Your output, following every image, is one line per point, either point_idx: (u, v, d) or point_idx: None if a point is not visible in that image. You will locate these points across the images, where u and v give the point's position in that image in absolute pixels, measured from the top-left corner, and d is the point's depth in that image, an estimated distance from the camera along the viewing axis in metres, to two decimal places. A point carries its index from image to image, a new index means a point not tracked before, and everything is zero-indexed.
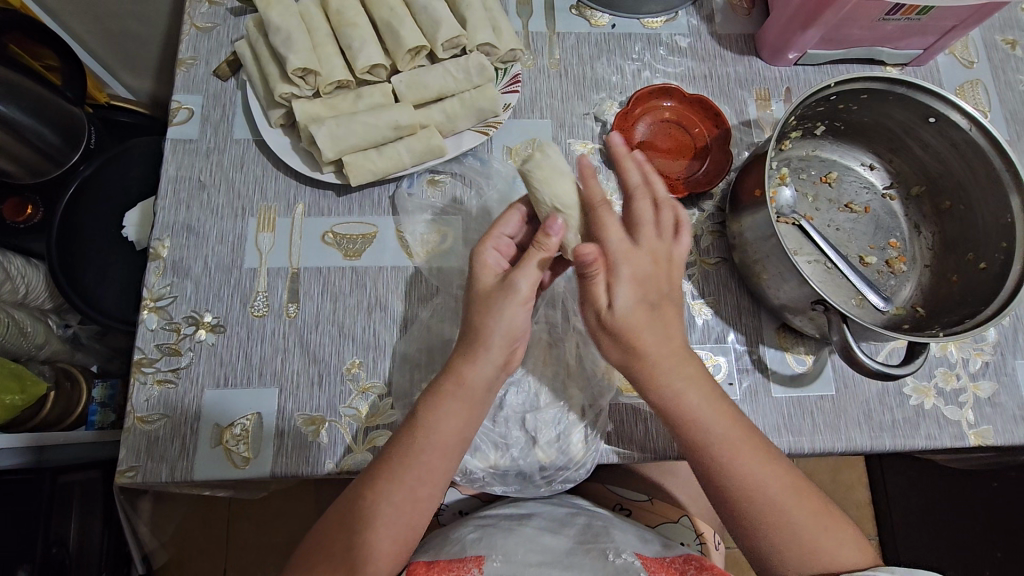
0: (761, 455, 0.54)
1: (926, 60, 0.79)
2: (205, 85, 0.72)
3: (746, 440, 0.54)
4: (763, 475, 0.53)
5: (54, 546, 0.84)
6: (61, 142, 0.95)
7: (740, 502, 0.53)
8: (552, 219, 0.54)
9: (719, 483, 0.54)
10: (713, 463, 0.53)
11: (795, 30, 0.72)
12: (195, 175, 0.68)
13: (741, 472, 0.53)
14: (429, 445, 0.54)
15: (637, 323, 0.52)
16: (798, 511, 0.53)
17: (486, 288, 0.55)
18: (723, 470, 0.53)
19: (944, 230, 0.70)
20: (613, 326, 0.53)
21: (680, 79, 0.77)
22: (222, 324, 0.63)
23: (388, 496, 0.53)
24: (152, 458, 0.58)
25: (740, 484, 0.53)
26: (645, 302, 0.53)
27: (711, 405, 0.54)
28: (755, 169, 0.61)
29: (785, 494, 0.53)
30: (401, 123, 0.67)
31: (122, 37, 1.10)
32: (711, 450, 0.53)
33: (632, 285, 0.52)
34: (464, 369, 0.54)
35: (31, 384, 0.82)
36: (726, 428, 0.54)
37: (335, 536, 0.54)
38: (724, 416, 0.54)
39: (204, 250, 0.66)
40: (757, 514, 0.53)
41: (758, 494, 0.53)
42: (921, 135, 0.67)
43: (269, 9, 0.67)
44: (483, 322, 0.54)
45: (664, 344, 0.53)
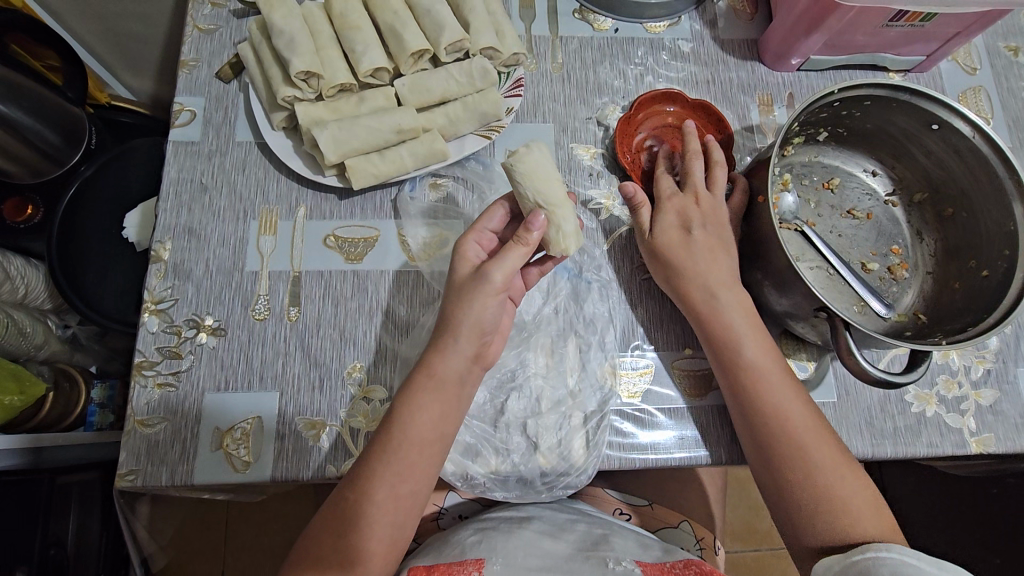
0: (791, 384, 0.59)
1: (929, 67, 0.79)
2: (208, 87, 0.71)
3: (779, 366, 0.59)
4: (790, 400, 0.58)
5: (53, 548, 0.84)
6: (61, 141, 0.95)
7: (766, 424, 0.57)
8: (534, 215, 0.56)
9: (750, 402, 0.58)
10: (743, 380, 0.59)
11: (797, 36, 0.72)
12: (197, 178, 0.68)
13: (768, 391, 0.58)
14: (406, 441, 0.54)
15: (671, 243, 0.63)
16: (820, 443, 0.56)
17: (460, 280, 0.57)
18: (755, 387, 0.58)
19: (946, 236, 0.70)
20: (651, 246, 0.64)
21: (683, 84, 0.77)
22: (223, 327, 0.63)
23: (377, 493, 0.53)
24: (153, 461, 0.58)
25: (765, 403, 0.57)
26: (683, 228, 0.63)
27: (749, 326, 0.60)
28: (757, 175, 0.61)
29: (807, 426, 0.57)
30: (404, 127, 0.67)
31: (123, 38, 1.10)
32: (745, 367, 0.59)
33: (672, 213, 0.64)
34: (434, 361, 0.56)
35: (30, 385, 0.82)
36: (761, 351, 0.59)
37: (329, 534, 0.53)
38: (762, 344, 0.60)
39: (205, 254, 0.65)
40: (782, 438, 0.56)
41: (786, 417, 0.57)
42: (923, 141, 0.67)
43: (272, 11, 0.67)
44: (454, 311, 0.56)
45: (710, 265, 0.61)
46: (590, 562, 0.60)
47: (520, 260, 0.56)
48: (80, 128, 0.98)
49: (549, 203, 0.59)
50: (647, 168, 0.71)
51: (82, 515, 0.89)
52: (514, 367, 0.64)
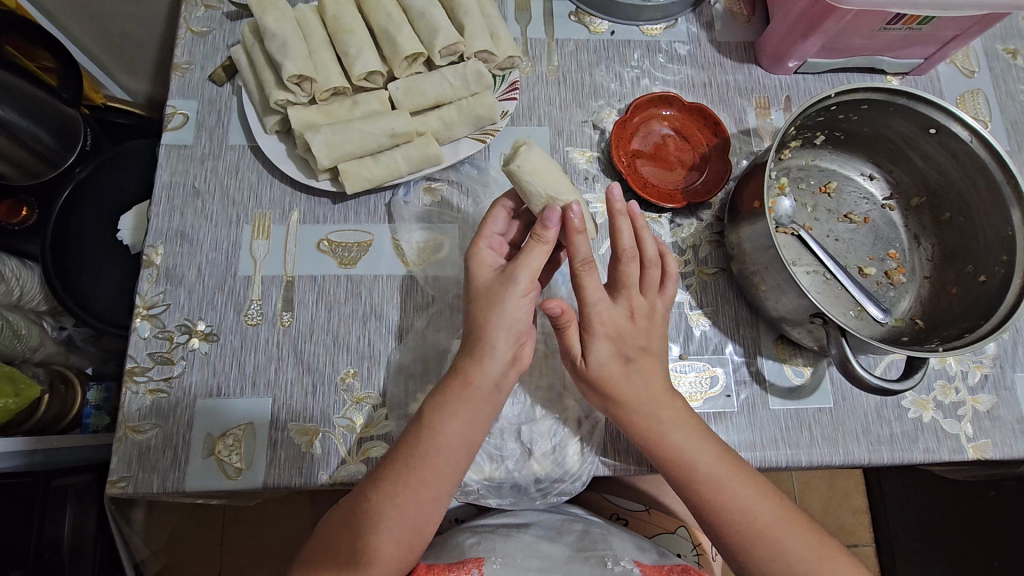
0: (756, 489, 0.54)
1: (927, 69, 0.78)
2: (201, 90, 0.71)
3: (735, 474, 0.54)
4: (755, 507, 0.53)
5: (47, 551, 0.84)
6: (56, 142, 0.95)
7: (733, 540, 0.53)
8: (550, 210, 0.53)
9: (714, 521, 0.53)
10: (702, 502, 0.53)
11: (795, 39, 0.72)
12: (190, 181, 0.68)
13: (732, 508, 0.52)
14: (435, 445, 0.53)
15: (611, 376, 0.54)
16: (796, 540, 0.52)
17: (483, 284, 0.55)
18: (715, 506, 0.53)
19: (944, 241, 0.69)
20: (589, 378, 0.55)
21: (679, 87, 0.77)
22: (216, 332, 0.63)
23: (400, 497, 0.52)
24: (144, 468, 0.58)
25: (735, 523, 0.53)
26: (620, 356, 0.55)
27: (695, 441, 0.54)
28: (754, 179, 0.61)
29: (780, 528, 0.53)
30: (398, 130, 0.66)
31: (118, 39, 1.09)
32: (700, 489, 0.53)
33: (607, 341, 0.54)
34: (471, 369, 0.54)
35: (25, 387, 0.81)
36: (713, 464, 0.53)
37: (347, 532, 0.54)
38: (711, 454, 0.54)
39: (199, 259, 0.65)
40: (751, 550, 0.52)
41: (754, 528, 0.52)
42: (921, 145, 0.67)
43: (265, 14, 0.66)
44: (485, 315, 0.53)
45: (644, 388, 0.55)
46: (590, 564, 0.61)
47: (543, 259, 0.54)
48: (75, 130, 0.98)
49: (560, 195, 0.58)
50: (642, 173, 0.71)
51: (76, 517, 0.89)
52: None
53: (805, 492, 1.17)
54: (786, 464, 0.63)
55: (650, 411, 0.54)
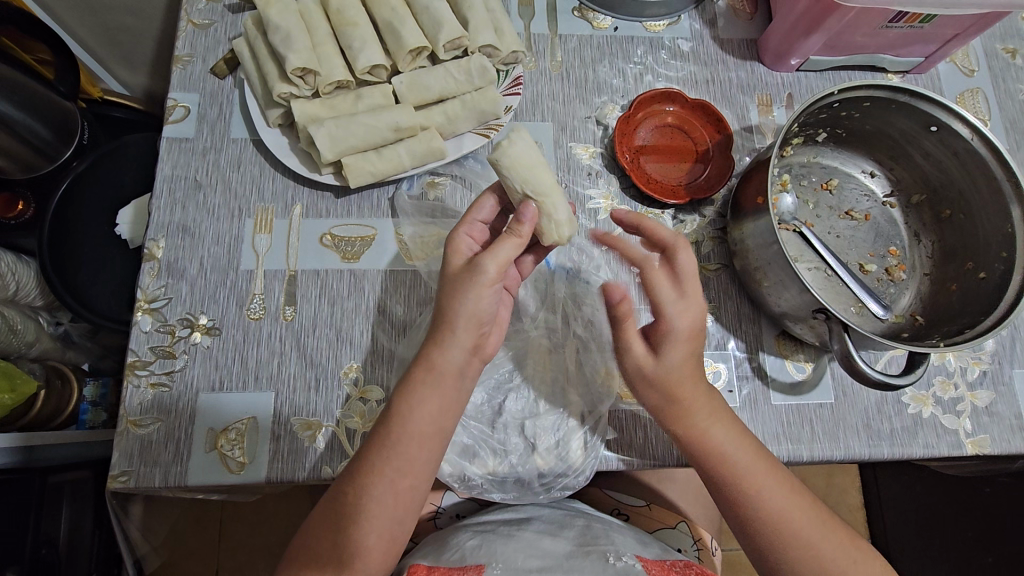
0: (785, 486, 0.54)
1: (927, 68, 0.79)
2: (202, 83, 0.70)
3: (765, 468, 0.54)
4: (785, 504, 0.53)
5: (43, 547, 0.86)
6: (53, 135, 0.95)
7: (764, 537, 0.53)
8: (524, 207, 0.55)
9: (743, 517, 0.54)
10: (738, 498, 0.54)
11: (798, 36, 0.72)
12: (191, 175, 0.67)
13: (765, 504, 0.53)
14: (406, 433, 0.53)
15: (682, 375, 0.54)
16: (822, 535, 0.53)
17: (455, 272, 0.55)
18: (750, 501, 0.53)
19: (944, 238, 0.70)
20: (659, 379, 0.54)
21: (682, 84, 0.77)
22: (217, 326, 0.62)
23: (377, 490, 0.52)
24: (146, 462, 0.57)
25: (768, 520, 0.53)
26: (691, 353, 0.55)
27: (735, 441, 0.55)
28: (755, 176, 0.62)
29: (811, 527, 0.53)
30: (401, 125, 0.66)
31: (117, 32, 1.09)
32: (735, 485, 0.54)
33: (687, 341, 0.54)
34: (434, 354, 0.54)
35: (22, 382, 0.82)
36: (751, 460, 0.54)
37: (332, 530, 0.53)
38: (747, 451, 0.55)
39: (200, 252, 0.65)
40: (780, 547, 0.53)
41: (783, 527, 0.53)
42: (923, 143, 0.67)
43: (268, 6, 0.65)
44: (450, 302, 0.53)
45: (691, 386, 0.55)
46: (590, 558, 0.60)
47: (513, 252, 0.54)
48: (72, 122, 0.97)
49: (537, 191, 0.59)
50: (645, 169, 0.71)
51: (71, 512, 0.91)
52: (512, 368, 0.64)
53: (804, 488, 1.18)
54: (788, 459, 0.63)
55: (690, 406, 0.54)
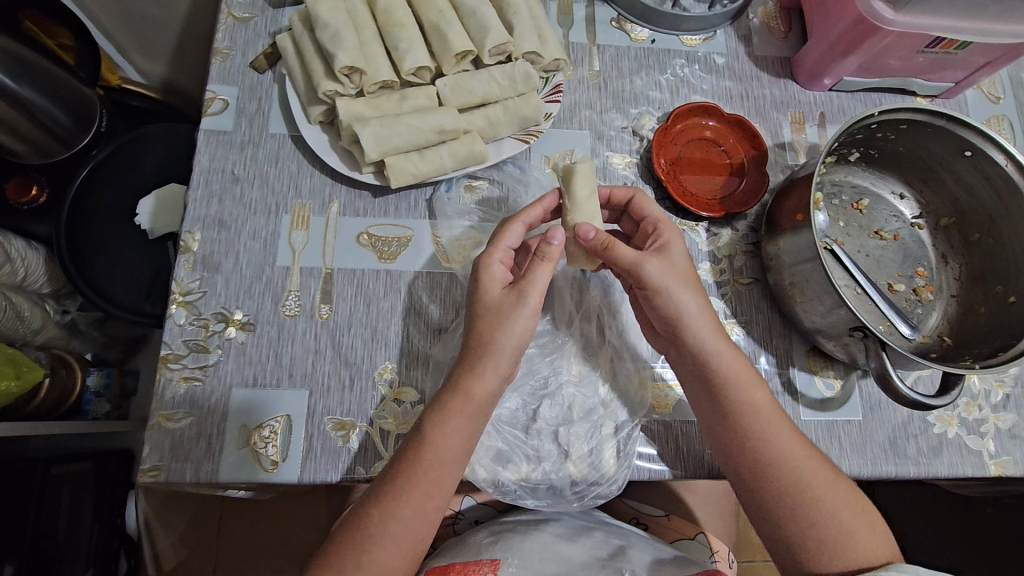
0: (799, 446, 0.55)
1: (956, 93, 0.80)
2: (241, 77, 0.70)
3: (782, 424, 0.56)
4: (799, 463, 0.54)
5: (43, 539, 0.86)
6: (72, 123, 0.94)
7: (774, 496, 0.54)
8: (552, 230, 0.56)
9: (760, 476, 0.55)
10: (754, 452, 0.55)
11: (835, 57, 0.73)
12: (228, 168, 0.67)
13: (777, 456, 0.55)
14: (436, 459, 0.52)
15: (687, 276, 0.58)
16: (838, 496, 0.54)
17: (493, 300, 0.55)
18: (762, 450, 0.55)
19: (972, 262, 0.71)
20: (675, 277, 0.57)
21: (717, 98, 0.77)
22: (252, 322, 0.62)
23: (404, 513, 0.51)
24: (177, 457, 0.56)
25: (780, 476, 0.54)
26: (689, 269, 0.59)
27: (755, 391, 0.57)
28: (795, 192, 0.63)
29: (822, 486, 0.54)
30: (446, 127, 0.66)
31: (140, 20, 1.08)
32: (757, 439, 0.55)
33: (683, 256, 0.59)
34: (471, 384, 0.53)
35: (27, 370, 0.81)
36: (767, 413, 0.56)
37: (342, 556, 0.51)
38: (768, 406, 0.57)
39: (236, 247, 0.64)
40: (794, 507, 0.53)
41: (798, 486, 0.54)
42: (955, 167, 0.68)
43: (317, 3, 0.65)
44: (493, 332, 0.54)
45: (718, 341, 0.57)
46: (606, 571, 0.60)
47: (548, 277, 0.56)
48: (90, 110, 0.97)
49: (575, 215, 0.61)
50: (681, 181, 0.72)
51: (71, 506, 0.91)
52: (547, 374, 0.63)
53: None
54: None
55: (719, 357, 0.57)
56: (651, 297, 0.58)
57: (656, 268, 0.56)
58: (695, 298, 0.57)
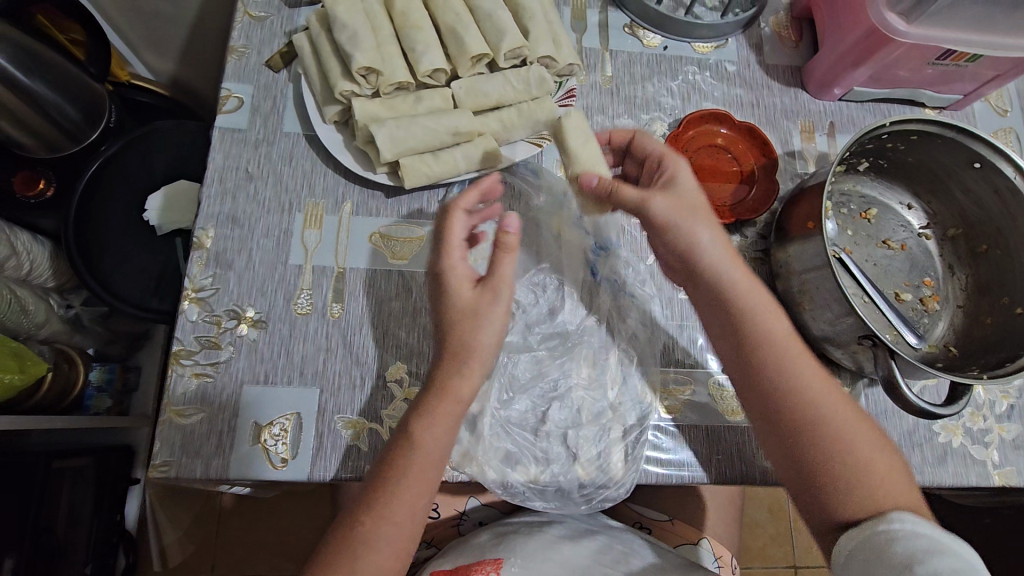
0: (819, 375, 0.54)
1: (964, 105, 0.81)
2: (256, 75, 0.70)
3: (801, 352, 0.55)
4: (819, 391, 0.53)
5: (42, 534, 0.86)
6: (82, 119, 0.94)
7: (794, 424, 0.53)
8: (507, 218, 0.55)
9: (778, 401, 0.54)
10: (772, 378, 0.54)
11: (845, 68, 0.74)
12: (243, 166, 0.67)
13: (796, 381, 0.53)
14: (424, 458, 0.52)
15: (699, 206, 0.58)
16: (852, 428, 0.52)
17: (470, 297, 0.55)
18: (781, 374, 0.54)
19: (979, 273, 0.71)
20: (685, 205, 0.58)
21: (728, 106, 0.78)
22: (265, 320, 0.62)
23: (397, 515, 0.51)
24: (187, 453, 0.56)
25: (800, 404, 0.53)
26: (703, 200, 0.59)
27: (774, 319, 0.56)
28: (806, 199, 0.63)
29: (842, 417, 0.52)
30: (461, 129, 0.66)
31: (151, 17, 1.08)
32: (775, 365, 0.54)
33: (696, 187, 0.59)
34: (454, 383, 0.53)
35: (31, 364, 0.81)
36: (786, 340, 0.55)
37: (334, 559, 0.50)
38: (787, 335, 0.56)
39: (249, 244, 0.64)
40: (814, 435, 0.52)
41: (817, 412, 0.52)
42: (963, 178, 0.69)
43: (335, 4, 0.66)
44: (473, 333, 0.54)
45: (735, 269, 0.57)
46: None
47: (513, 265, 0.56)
48: (100, 106, 0.97)
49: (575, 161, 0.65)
50: None
51: (70, 500, 0.91)
52: (557, 377, 0.63)
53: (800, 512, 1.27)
54: None
55: (735, 284, 0.57)
56: (661, 230, 0.59)
57: (663, 202, 0.57)
58: (707, 228, 0.58)
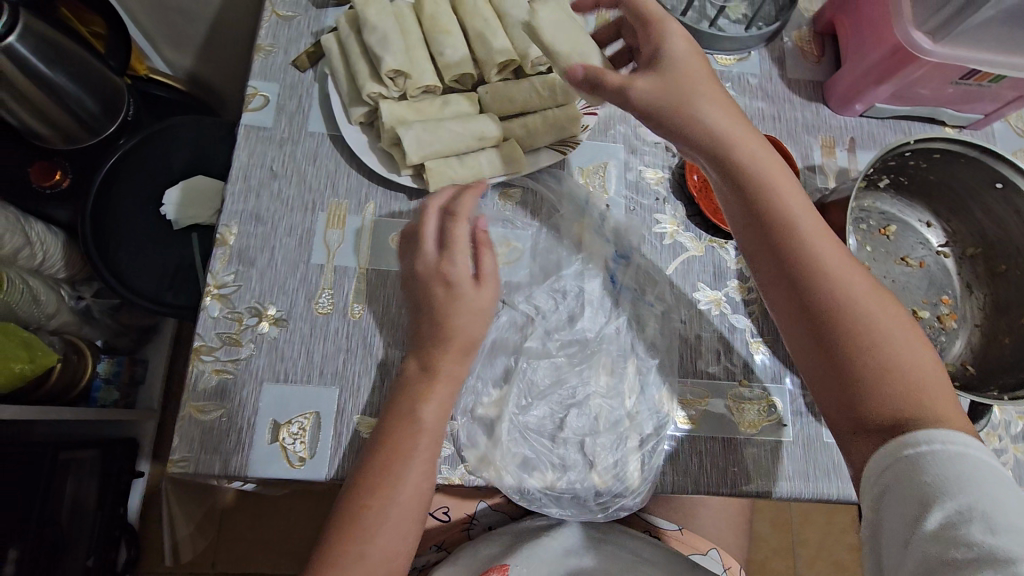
0: (842, 253, 0.51)
1: (984, 125, 0.80)
2: (283, 74, 0.71)
3: (824, 232, 0.52)
4: (842, 269, 0.50)
5: (46, 525, 0.86)
6: (100, 111, 0.94)
7: (818, 305, 0.50)
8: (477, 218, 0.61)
9: (801, 280, 0.50)
10: (794, 257, 0.51)
11: (867, 85, 0.74)
12: (267, 164, 0.67)
13: (819, 258, 0.50)
14: (424, 433, 0.53)
15: (699, 81, 0.55)
16: (878, 304, 0.49)
17: (466, 286, 0.57)
18: (803, 252, 0.51)
19: (998, 293, 0.71)
20: (685, 83, 0.55)
21: (750, 118, 0.78)
22: (286, 318, 0.62)
23: (402, 492, 0.51)
24: (205, 449, 0.56)
25: (823, 282, 0.50)
26: (707, 74, 0.56)
27: (795, 198, 0.53)
28: (828, 215, 0.64)
29: (867, 296, 0.49)
30: (487, 134, 0.67)
31: (173, 13, 1.09)
32: (797, 243, 0.51)
33: (700, 63, 0.56)
34: (449, 365, 0.56)
35: (41, 354, 0.81)
36: (807, 219, 0.52)
37: (339, 538, 0.50)
38: (808, 214, 0.52)
39: (272, 242, 0.64)
40: (839, 314, 0.49)
41: (843, 292, 0.49)
42: (983, 198, 0.69)
43: (366, 7, 0.66)
44: (468, 323, 0.56)
45: (754, 148, 0.53)
46: None
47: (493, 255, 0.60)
48: (119, 99, 0.97)
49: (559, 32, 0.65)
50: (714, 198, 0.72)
51: (74, 490, 0.91)
52: (575, 384, 0.63)
53: (804, 526, 1.27)
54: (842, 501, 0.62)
55: (753, 162, 0.53)
56: (648, 116, 0.56)
57: (647, 83, 0.55)
58: (705, 103, 0.54)
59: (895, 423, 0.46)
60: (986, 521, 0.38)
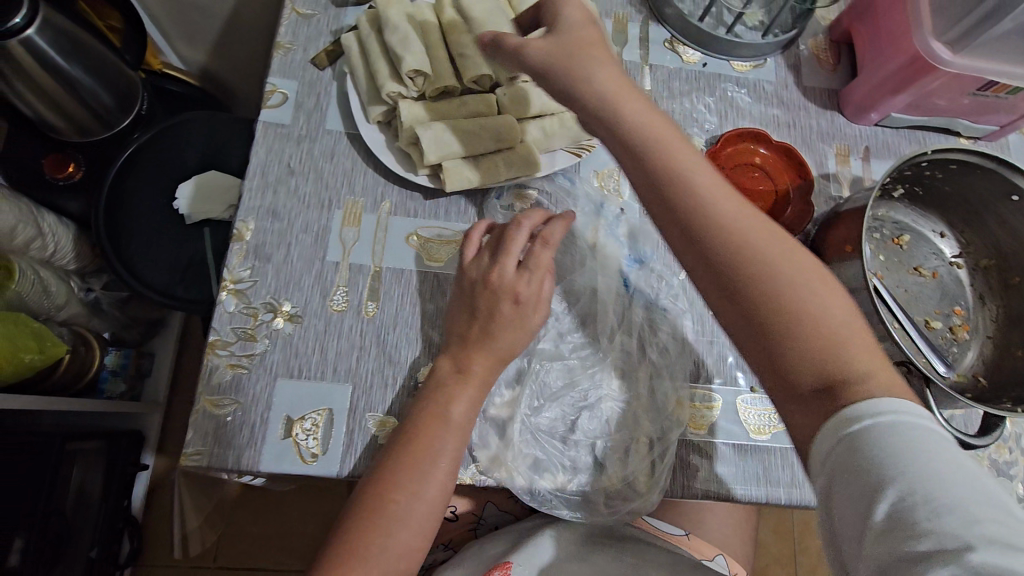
0: (740, 204, 0.46)
1: (999, 136, 0.80)
2: (301, 72, 0.71)
3: (720, 185, 0.47)
4: (739, 219, 0.45)
5: (51, 516, 0.85)
6: (114, 103, 0.95)
7: (723, 265, 0.44)
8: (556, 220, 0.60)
9: (700, 239, 0.45)
10: (689, 214, 0.46)
11: (884, 94, 0.74)
12: (285, 161, 0.68)
13: (715, 214, 0.45)
14: (452, 430, 0.54)
15: (588, 40, 0.53)
16: (785, 253, 0.44)
17: (505, 291, 0.57)
18: (700, 209, 0.45)
19: (1011, 305, 0.71)
20: (571, 44, 0.52)
21: (764, 125, 0.78)
22: (300, 314, 0.62)
23: (427, 489, 0.51)
24: (219, 443, 0.57)
25: (725, 238, 0.45)
26: (593, 34, 0.53)
27: (685, 151, 0.48)
28: (844, 224, 0.64)
29: (769, 244, 0.44)
30: (503, 135, 0.66)
31: (189, 8, 1.09)
32: (692, 199, 0.46)
33: (587, 26, 0.54)
34: (480, 365, 0.56)
35: (51, 345, 0.81)
36: (695, 170, 0.47)
37: (358, 533, 0.49)
38: (702, 167, 0.48)
39: (288, 239, 0.65)
40: (746, 271, 0.44)
41: (748, 246, 0.44)
42: (999, 210, 0.69)
43: (387, 7, 0.67)
44: (500, 329, 0.57)
45: (646, 109, 0.50)
46: None
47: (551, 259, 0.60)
48: (133, 92, 0.98)
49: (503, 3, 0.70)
50: None
51: (79, 481, 0.91)
52: (587, 387, 0.63)
53: (806, 534, 1.27)
54: None
55: (645, 120, 0.49)
56: (543, 76, 0.54)
57: (538, 46, 0.53)
58: (592, 63, 0.52)
59: (823, 386, 0.40)
60: (929, 502, 0.33)
